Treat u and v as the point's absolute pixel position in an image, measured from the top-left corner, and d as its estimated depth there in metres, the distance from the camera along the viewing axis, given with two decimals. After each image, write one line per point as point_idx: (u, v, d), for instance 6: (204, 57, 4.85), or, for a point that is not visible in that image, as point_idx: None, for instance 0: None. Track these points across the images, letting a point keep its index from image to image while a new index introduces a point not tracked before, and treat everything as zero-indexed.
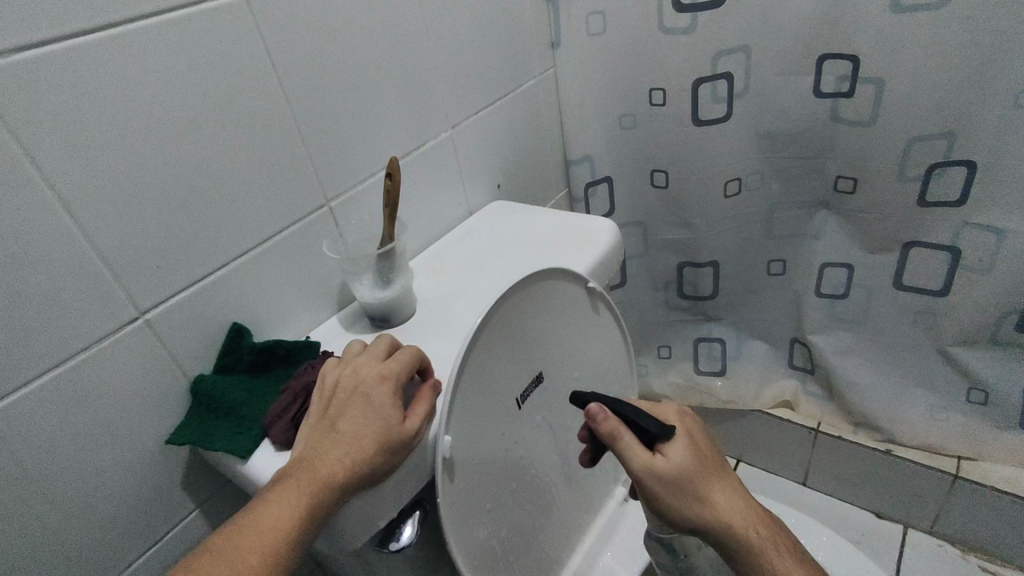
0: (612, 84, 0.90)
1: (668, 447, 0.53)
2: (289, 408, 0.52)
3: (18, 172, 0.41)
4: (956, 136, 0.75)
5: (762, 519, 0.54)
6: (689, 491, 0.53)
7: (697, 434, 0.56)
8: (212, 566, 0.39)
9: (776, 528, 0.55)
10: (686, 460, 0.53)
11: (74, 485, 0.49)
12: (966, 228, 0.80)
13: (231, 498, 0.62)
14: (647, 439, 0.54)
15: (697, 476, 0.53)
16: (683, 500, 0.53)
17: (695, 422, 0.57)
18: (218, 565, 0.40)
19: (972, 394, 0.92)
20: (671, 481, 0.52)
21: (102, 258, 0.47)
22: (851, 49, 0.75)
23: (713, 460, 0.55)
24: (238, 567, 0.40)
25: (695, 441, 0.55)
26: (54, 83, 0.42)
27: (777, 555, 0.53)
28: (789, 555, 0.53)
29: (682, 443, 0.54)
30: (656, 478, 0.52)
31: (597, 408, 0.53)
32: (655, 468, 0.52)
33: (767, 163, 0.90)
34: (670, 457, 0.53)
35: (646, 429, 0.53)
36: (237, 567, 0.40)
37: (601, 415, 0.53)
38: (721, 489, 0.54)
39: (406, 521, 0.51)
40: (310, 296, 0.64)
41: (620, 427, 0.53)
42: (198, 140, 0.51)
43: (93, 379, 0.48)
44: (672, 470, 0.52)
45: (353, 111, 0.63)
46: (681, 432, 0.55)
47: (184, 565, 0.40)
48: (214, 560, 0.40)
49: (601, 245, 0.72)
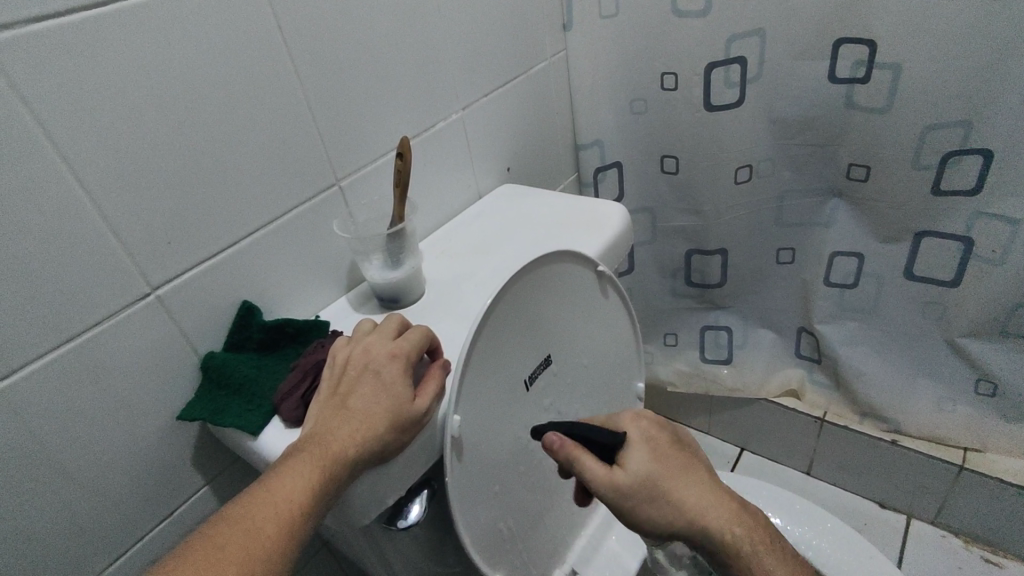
0: (624, 68, 0.89)
1: (628, 459, 0.53)
2: (300, 385, 0.52)
3: (32, 145, 0.41)
4: (973, 124, 0.73)
5: (737, 513, 0.53)
6: (658, 497, 0.52)
7: (657, 435, 0.55)
8: (228, 535, 0.40)
9: (751, 520, 0.54)
10: (648, 468, 0.52)
11: (86, 459, 0.49)
12: (980, 218, 0.79)
13: (241, 475, 0.62)
14: (605, 453, 0.53)
15: (663, 481, 0.52)
16: (654, 508, 0.52)
17: (653, 423, 0.56)
18: (234, 534, 0.40)
19: (981, 385, 0.92)
20: (637, 491, 0.52)
21: (115, 234, 0.47)
22: (868, 34, 0.73)
23: (677, 460, 0.54)
24: (254, 536, 0.40)
25: (656, 445, 0.54)
26: (67, 56, 0.42)
27: (753, 550, 0.52)
28: (766, 550, 0.53)
29: (641, 451, 0.53)
30: (620, 491, 0.52)
31: (552, 437, 0.52)
32: (617, 482, 0.52)
33: (779, 150, 0.89)
34: (633, 469, 0.52)
35: (603, 444, 0.52)
36: (254, 536, 0.40)
37: (557, 443, 0.51)
38: (691, 487, 0.53)
39: (413, 499, 0.51)
40: (319, 275, 0.64)
41: (576, 448, 0.52)
42: (209, 116, 0.50)
43: (105, 354, 0.48)
44: (636, 480, 0.52)
45: (364, 90, 0.62)
46: (639, 439, 0.54)
47: (201, 533, 0.40)
48: (231, 529, 0.40)
49: (611, 230, 0.71)
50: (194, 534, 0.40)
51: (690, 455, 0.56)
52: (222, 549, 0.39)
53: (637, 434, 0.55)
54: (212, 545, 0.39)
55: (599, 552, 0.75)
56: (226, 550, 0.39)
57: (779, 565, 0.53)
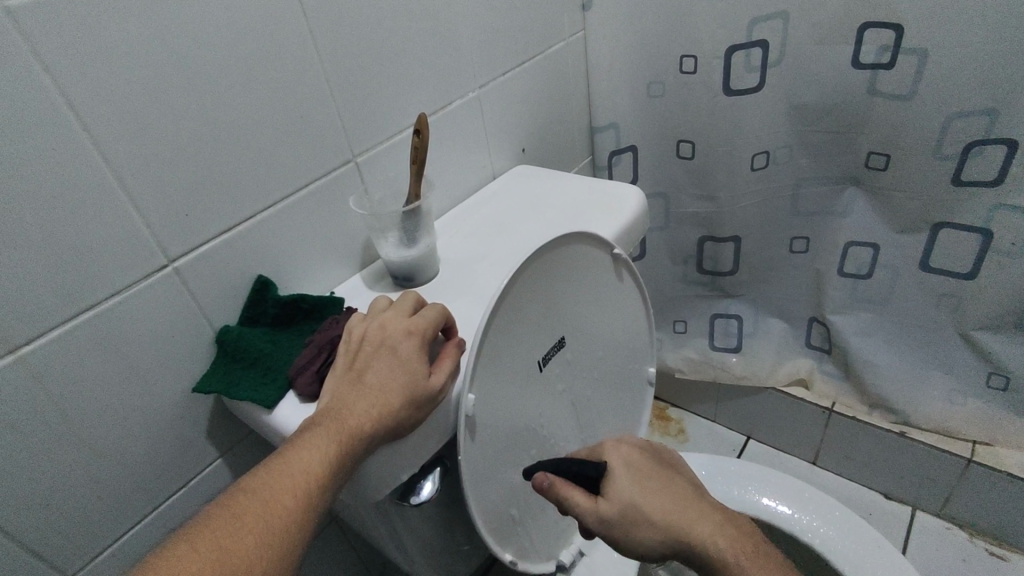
0: (642, 49, 0.87)
1: (609, 486, 0.54)
2: (316, 359, 0.52)
3: (53, 111, 0.41)
4: (999, 113, 0.72)
5: (720, 525, 0.52)
6: (641, 520, 0.52)
7: (638, 459, 0.56)
8: (246, 506, 0.40)
9: (737, 531, 0.52)
10: (630, 492, 0.53)
11: (103, 428, 0.50)
12: (1001, 210, 0.78)
13: (254, 449, 0.63)
14: (589, 484, 0.54)
15: (645, 502, 0.52)
16: (641, 533, 0.52)
17: (634, 448, 0.57)
18: (252, 504, 0.40)
19: (992, 378, 0.92)
20: (622, 516, 0.52)
21: (134, 204, 0.47)
22: (895, 18, 0.71)
23: (657, 480, 0.55)
24: (271, 508, 0.40)
25: (637, 470, 0.55)
26: (88, 24, 0.41)
27: (740, 564, 0.50)
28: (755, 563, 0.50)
29: (621, 477, 0.54)
30: (606, 520, 0.53)
31: (540, 475, 0.53)
32: (602, 511, 0.53)
33: (797, 137, 0.87)
34: (614, 495, 0.53)
35: (585, 476, 0.54)
36: (272, 507, 0.41)
37: (545, 482, 0.53)
38: (672, 504, 0.53)
39: (426, 476, 0.51)
40: (333, 252, 0.63)
41: (561, 484, 0.54)
42: (226, 88, 0.50)
43: (123, 325, 0.48)
44: (618, 507, 0.52)
45: (381, 65, 0.61)
46: (620, 466, 0.55)
47: (220, 502, 0.41)
48: (248, 499, 0.40)
49: (627, 214, 0.71)
50: (214, 503, 0.40)
51: (672, 474, 0.56)
52: (241, 518, 0.39)
53: (619, 461, 0.56)
54: (231, 515, 0.39)
55: None
56: (244, 519, 0.39)
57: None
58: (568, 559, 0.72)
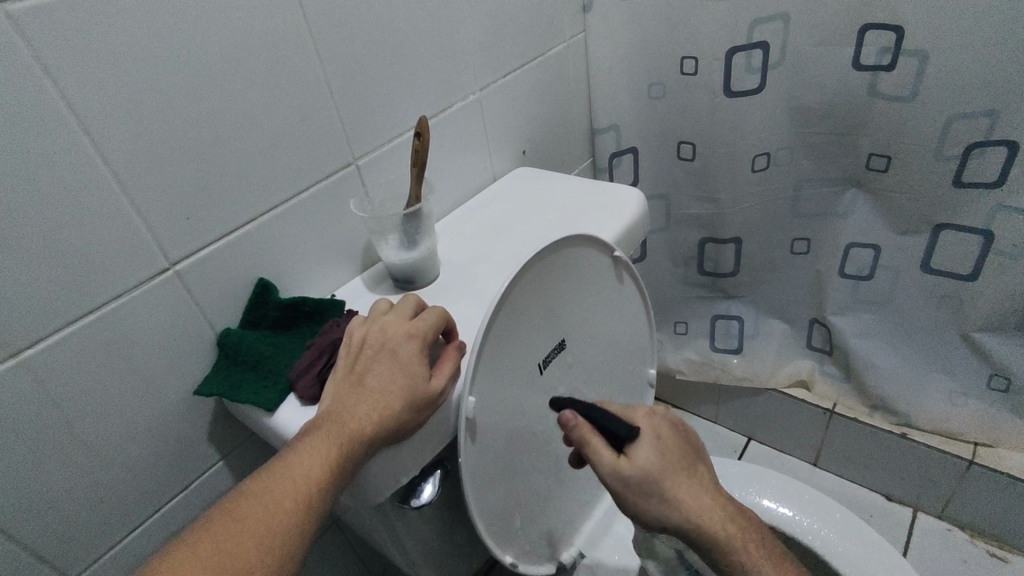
0: (643, 51, 0.87)
1: (636, 451, 0.52)
2: (317, 362, 0.52)
3: (55, 114, 0.41)
4: (999, 115, 0.72)
5: (731, 513, 0.54)
6: (657, 494, 0.52)
7: (668, 434, 0.55)
8: (247, 509, 0.41)
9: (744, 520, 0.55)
10: (654, 464, 0.52)
11: (105, 431, 0.50)
12: (1002, 211, 0.78)
13: (256, 451, 0.63)
14: (616, 441, 0.53)
15: (665, 479, 0.52)
16: (652, 502, 0.52)
17: (664, 419, 0.56)
18: (252, 508, 0.41)
19: (994, 380, 0.92)
20: (639, 485, 0.52)
21: (135, 208, 0.47)
22: (896, 20, 0.71)
23: (681, 460, 0.54)
24: (271, 511, 0.41)
25: (663, 442, 0.54)
26: (89, 28, 0.41)
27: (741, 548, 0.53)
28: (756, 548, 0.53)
29: (649, 447, 0.53)
30: (623, 482, 0.52)
31: (569, 415, 0.52)
32: (623, 472, 0.51)
33: (798, 138, 0.87)
34: (638, 460, 0.52)
35: (616, 433, 0.52)
36: (272, 510, 0.41)
37: (572, 420, 0.52)
38: (691, 487, 0.53)
39: (427, 479, 0.51)
40: (334, 255, 0.63)
41: (587, 429, 0.52)
42: (227, 91, 0.50)
43: (124, 328, 0.49)
44: (640, 474, 0.52)
45: (381, 67, 0.62)
46: (648, 435, 0.54)
47: (220, 506, 0.41)
48: (249, 503, 0.41)
49: (628, 215, 0.71)
50: (215, 507, 0.41)
51: (694, 456, 0.56)
52: (241, 523, 0.40)
53: (649, 430, 0.54)
54: (231, 519, 0.40)
55: (607, 535, 0.75)
56: (245, 523, 0.40)
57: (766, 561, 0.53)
58: (568, 560, 0.71)
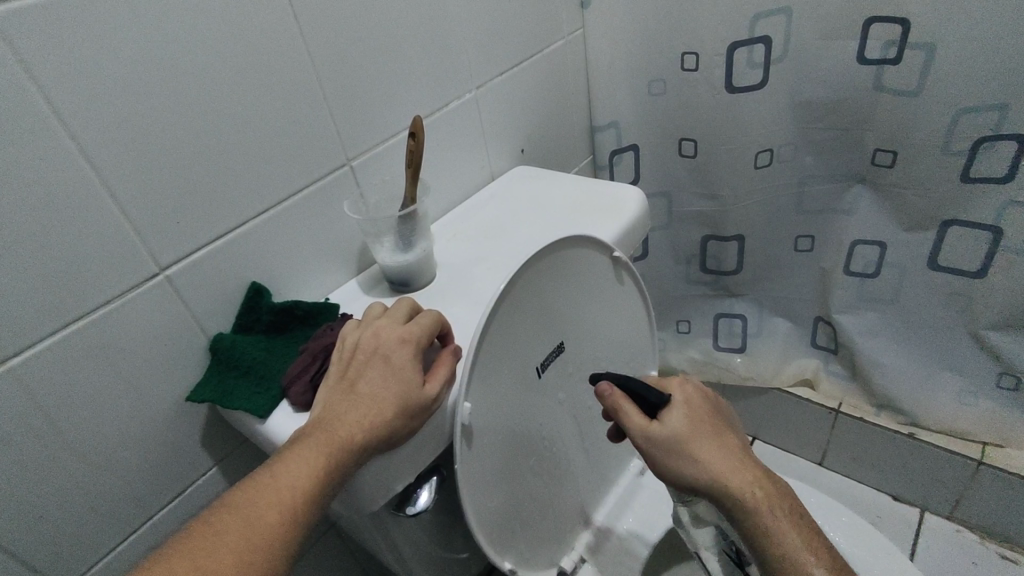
0: (643, 47, 0.86)
1: (665, 414, 0.53)
2: (309, 369, 0.51)
3: (38, 118, 0.40)
4: (1009, 109, 0.70)
5: (760, 479, 0.52)
6: (685, 456, 0.52)
7: (700, 403, 0.55)
8: (229, 522, 0.40)
9: (775, 488, 0.52)
10: (682, 426, 0.52)
11: (95, 439, 0.49)
12: (1011, 207, 0.76)
13: (251, 456, 0.62)
14: (647, 405, 0.54)
15: (693, 442, 0.52)
16: (680, 465, 0.52)
17: (698, 391, 0.56)
18: (234, 521, 0.40)
19: (1004, 379, 0.90)
20: (667, 447, 0.52)
21: (123, 213, 0.46)
22: (901, 12, 0.70)
23: (711, 426, 0.54)
24: (254, 523, 0.40)
25: (695, 410, 0.54)
26: (71, 28, 0.40)
27: (772, 518, 0.50)
28: (786, 519, 0.51)
29: (678, 411, 0.53)
30: (652, 444, 0.53)
31: (602, 386, 0.55)
32: (650, 433, 0.52)
33: (801, 134, 0.86)
34: (667, 424, 0.52)
35: (646, 397, 0.53)
36: (253, 523, 0.40)
37: (606, 390, 0.55)
38: (719, 450, 0.52)
39: (423, 485, 0.51)
40: (329, 257, 0.63)
41: (620, 395, 0.54)
42: (215, 92, 0.49)
43: (113, 334, 0.48)
44: (666, 435, 0.52)
45: (374, 65, 0.60)
46: (681, 402, 0.54)
47: (201, 519, 0.40)
48: (231, 516, 0.40)
49: (629, 214, 0.69)
50: (195, 522, 0.40)
51: (725, 426, 0.55)
52: (220, 537, 0.39)
53: (681, 397, 0.55)
54: (211, 533, 0.39)
55: (610, 539, 0.74)
56: (224, 538, 0.39)
57: (797, 531, 0.51)
58: (569, 565, 0.71)
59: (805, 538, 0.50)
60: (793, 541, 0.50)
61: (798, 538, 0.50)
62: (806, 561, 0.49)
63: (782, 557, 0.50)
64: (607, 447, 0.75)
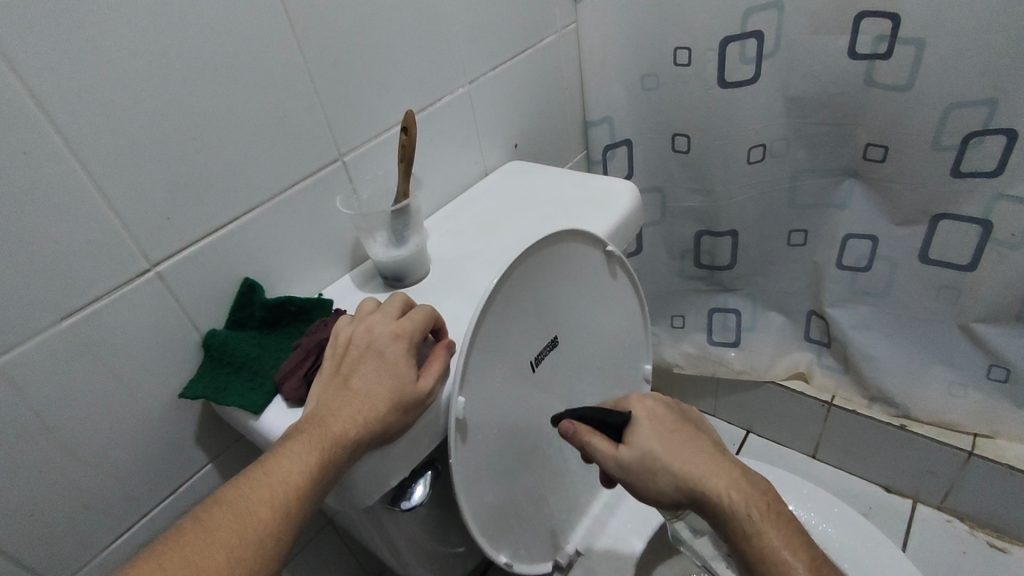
0: (636, 42, 0.86)
1: (631, 436, 0.55)
2: (303, 364, 0.51)
3: (25, 114, 0.40)
4: (999, 104, 0.71)
5: (736, 479, 0.52)
6: (659, 471, 0.53)
7: (664, 416, 0.56)
8: (221, 518, 0.40)
9: (751, 488, 0.52)
10: (649, 443, 0.54)
11: (87, 436, 0.49)
12: (1000, 201, 0.77)
13: (245, 453, 0.62)
14: (614, 432, 0.56)
15: (662, 456, 0.53)
16: (656, 480, 0.53)
17: (660, 404, 0.58)
18: (226, 517, 0.40)
19: (993, 370, 0.91)
20: (641, 467, 0.53)
21: (112, 209, 0.46)
22: (892, 7, 0.70)
23: (680, 435, 0.55)
24: (246, 519, 0.40)
25: (660, 424, 0.55)
26: (60, 23, 0.40)
27: (751, 518, 0.50)
28: (766, 518, 0.50)
29: (644, 428, 0.55)
30: (625, 467, 0.54)
31: (565, 422, 0.57)
32: (620, 457, 0.54)
33: (793, 129, 0.86)
34: (633, 444, 0.54)
35: (608, 421, 0.55)
36: (246, 520, 0.40)
37: (570, 427, 0.57)
38: (692, 456, 0.53)
39: (417, 480, 0.51)
40: (322, 253, 0.62)
41: (586, 431, 0.56)
42: (203, 87, 0.48)
43: (104, 331, 0.48)
44: (636, 454, 0.53)
45: (366, 60, 0.60)
46: (644, 420, 0.56)
47: (194, 515, 0.40)
48: (223, 511, 0.40)
49: (621, 209, 0.69)
50: (188, 517, 0.40)
51: (695, 432, 0.56)
52: (213, 533, 0.39)
53: (643, 413, 0.57)
54: (204, 529, 0.39)
55: (604, 532, 0.74)
56: (217, 533, 0.39)
57: (776, 529, 0.50)
58: (563, 559, 0.71)
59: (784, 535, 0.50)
60: (775, 543, 0.49)
61: (779, 538, 0.50)
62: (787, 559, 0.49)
63: (765, 559, 0.49)
64: None
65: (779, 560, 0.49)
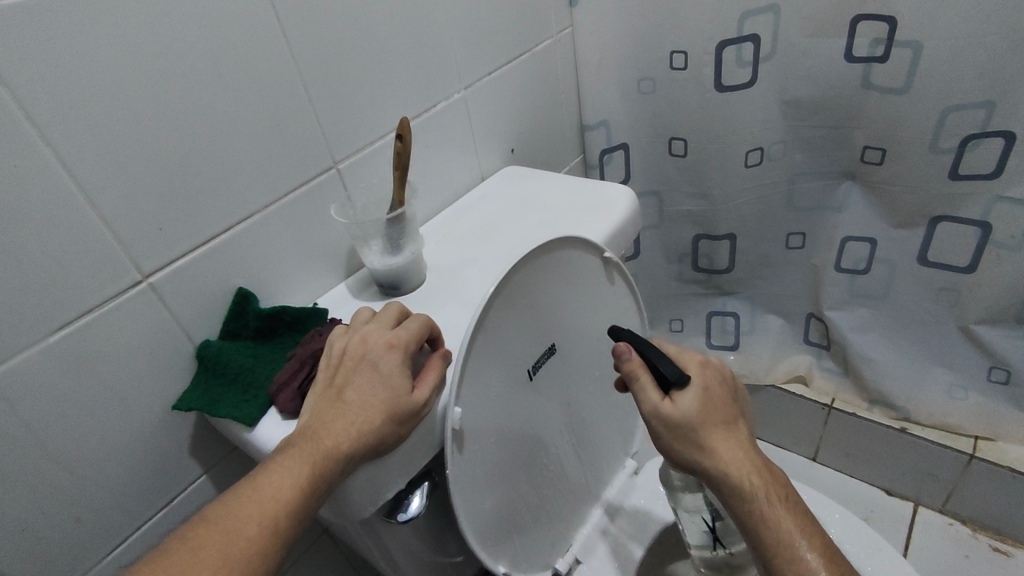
0: (632, 46, 0.86)
1: (679, 394, 0.52)
2: (297, 375, 0.51)
3: (13, 126, 0.39)
4: (997, 106, 0.70)
5: (759, 468, 0.51)
6: (690, 438, 0.51)
7: (716, 387, 0.53)
8: (208, 537, 0.39)
9: (775, 478, 0.52)
10: (695, 409, 0.51)
11: (80, 449, 0.48)
12: (999, 203, 0.77)
13: (240, 464, 0.61)
14: (663, 382, 0.53)
15: (701, 424, 0.51)
16: (685, 444, 0.52)
17: (718, 374, 0.54)
18: (214, 536, 0.39)
19: (994, 372, 0.91)
20: (676, 426, 0.51)
21: (103, 220, 0.45)
22: (888, 10, 0.70)
23: (723, 412, 0.52)
24: (234, 538, 0.40)
25: (710, 393, 0.53)
26: (48, 33, 0.39)
27: (766, 505, 0.50)
28: (781, 506, 0.51)
29: (695, 392, 0.52)
30: (661, 419, 0.52)
31: (622, 346, 0.54)
32: (660, 411, 0.52)
33: (791, 132, 0.86)
34: (679, 403, 0.51)
35: (663, 371, 0.52)
36: (234, 538, 0.40)
37: (625, 352, 0.54)
38: (725, 437, 0.51)
39: (414, 491, 0.50)
40: (317, 262, 0.62)
41: (639, 365, 0.54)
42: (196, 96, 0.48)
43: (95, 344, 0.47)
44: (677, 415, 0.51)
45: (360, 67, 0.60)
46: (697, 384, 0.53)
47: (179, 535, 0.40)
48: (211, 530, 0.40)
49: (618, 215, 0.69)
50: (173, 537, 0.39)
51: (737, 414, 0.54)
52: (199, 553, 0.39)
53: (700, 378, 0.53)
54: (188, 549, 0.38)
55: (604, 540, 0.73)
56: (203, 553, 0.39)
57: (790, 518, 0.51)
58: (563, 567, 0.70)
59: (796, 524, 0.50)
60: (787, 529, 0.50)
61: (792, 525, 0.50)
62: (797, 545, 0.50)
63: (774, 542, 0.50)
64: (601, 446, 0.74)
65: (786, 545, 0.50)
